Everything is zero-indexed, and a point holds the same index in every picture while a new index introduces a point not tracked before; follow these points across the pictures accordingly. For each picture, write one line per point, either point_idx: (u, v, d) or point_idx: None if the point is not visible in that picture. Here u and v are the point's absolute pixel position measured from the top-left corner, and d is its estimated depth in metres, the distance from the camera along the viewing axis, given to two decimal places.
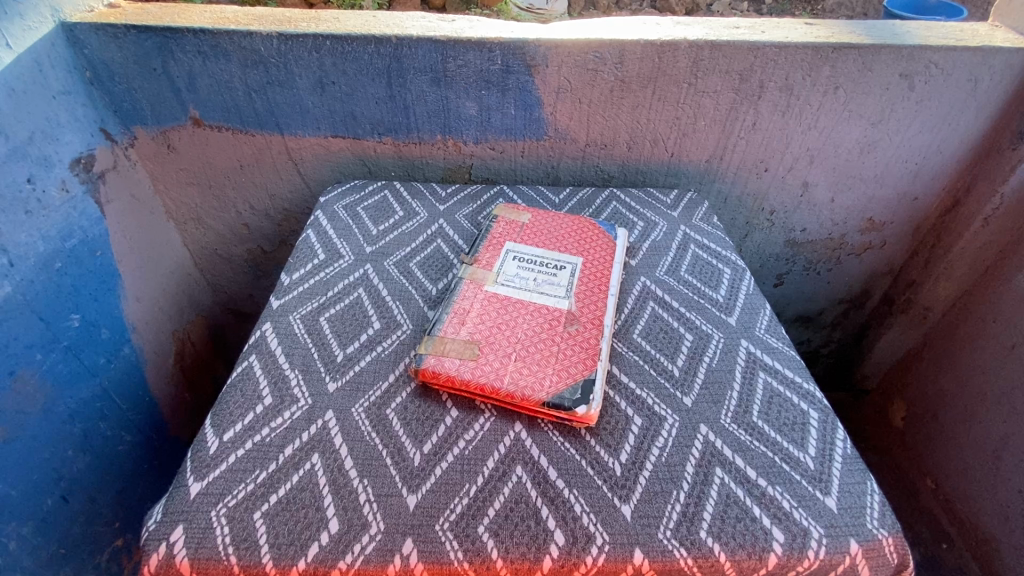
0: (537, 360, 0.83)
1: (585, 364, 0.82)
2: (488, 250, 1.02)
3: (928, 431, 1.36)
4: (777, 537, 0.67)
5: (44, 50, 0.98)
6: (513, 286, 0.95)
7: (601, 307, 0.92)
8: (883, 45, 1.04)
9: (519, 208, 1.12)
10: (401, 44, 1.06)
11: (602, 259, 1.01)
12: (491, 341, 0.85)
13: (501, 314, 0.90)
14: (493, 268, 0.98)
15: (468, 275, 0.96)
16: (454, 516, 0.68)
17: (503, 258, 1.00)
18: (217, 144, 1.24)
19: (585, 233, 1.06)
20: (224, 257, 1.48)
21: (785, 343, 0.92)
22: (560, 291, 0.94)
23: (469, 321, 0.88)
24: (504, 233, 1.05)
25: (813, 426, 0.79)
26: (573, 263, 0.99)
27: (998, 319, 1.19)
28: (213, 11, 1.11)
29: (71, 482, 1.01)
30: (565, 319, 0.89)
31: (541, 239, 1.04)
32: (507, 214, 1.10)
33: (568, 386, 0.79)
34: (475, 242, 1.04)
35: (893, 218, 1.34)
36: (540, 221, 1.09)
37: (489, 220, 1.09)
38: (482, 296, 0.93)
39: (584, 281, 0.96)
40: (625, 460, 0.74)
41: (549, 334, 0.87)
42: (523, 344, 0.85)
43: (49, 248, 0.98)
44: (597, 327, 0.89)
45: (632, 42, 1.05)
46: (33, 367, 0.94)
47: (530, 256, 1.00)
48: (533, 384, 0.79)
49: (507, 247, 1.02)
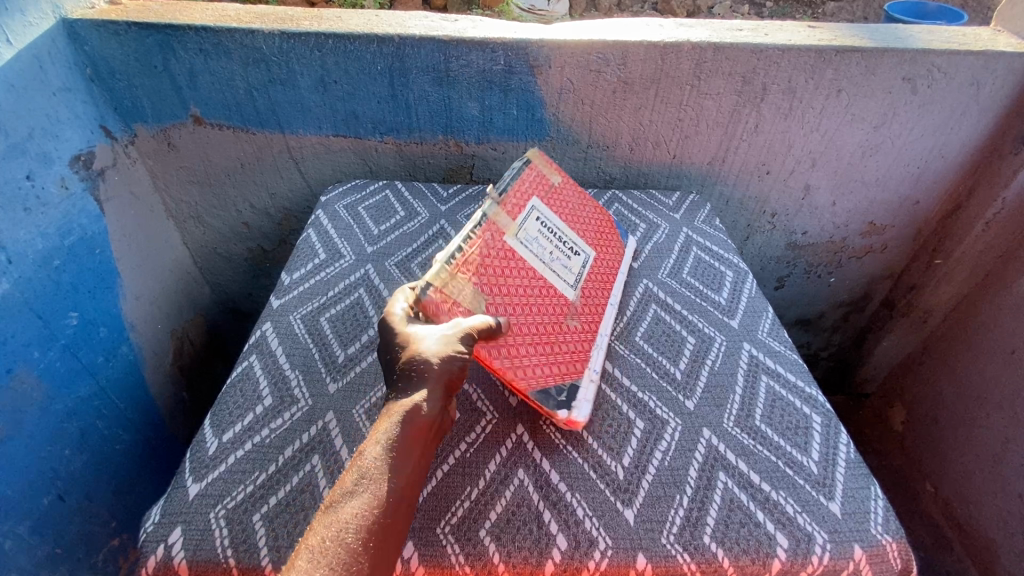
0: (534, 346, 0.80)
1: (576, 365, 0.82)
2: (517, 196, 0.89)
3: (929, 435, 1.35)
4: (782, 542, 0.67)
5: (44, 46, 0.98)
6: (530, 251, 0.87)
7: (599, 313, 0.91)
8: (885, 49, 1.04)
9: (554, 164, 1.00)
10: (403, 43, 1.06)
11: (609, 267, 0.98)
12: (498, 304, 0.79)
13: (514, 278, 0.83)
14: (517, 221, 0.87)
15: (491, 214, 0.84)
16: (454, 520, 0.67)
17: (529, 211, 0.90)
18: (219, 143, 1.23)
19: (602, 230, 1.01)
20: (224, 255, 1.47)
21: (787, 347, 0.91)
22: (570, 279, 0.90)
23: (483, 274, 0.79)
24: (534, 183, 0.93)
25: (816, 430, 0.79)
26: (585, 257, 0.95)
27: (1000, 323, 1.18)
28: (215, 9, 1.11)
29: (67, 482, 1.00)
30: (566, 311, 0.86)
31: (563, 212, 0.96)
32: (542, 165, 0.97)
33: (558, 387, 0.78)
34: (504, 178, 0.89)
35: (894, 222, 1.34)
36: (568, 192, 0.99)
37: (524, 159, 0.94)
38: (501, 246, 0.83)
39: (590, 280, 0.93)
40: (627, 463, 0.74)
41: (549, 320, 0.84)
42: (526, 322, 0.81)
43: (48, 246, 0.97)
44: (591, 334, 0.88)
45: (634, 43, 1.04)
46: (30, 365, 0.93)
47: (552, 226, 0.92)
48: (523, 372, 0.77)
49: (533, 202, 0.91)
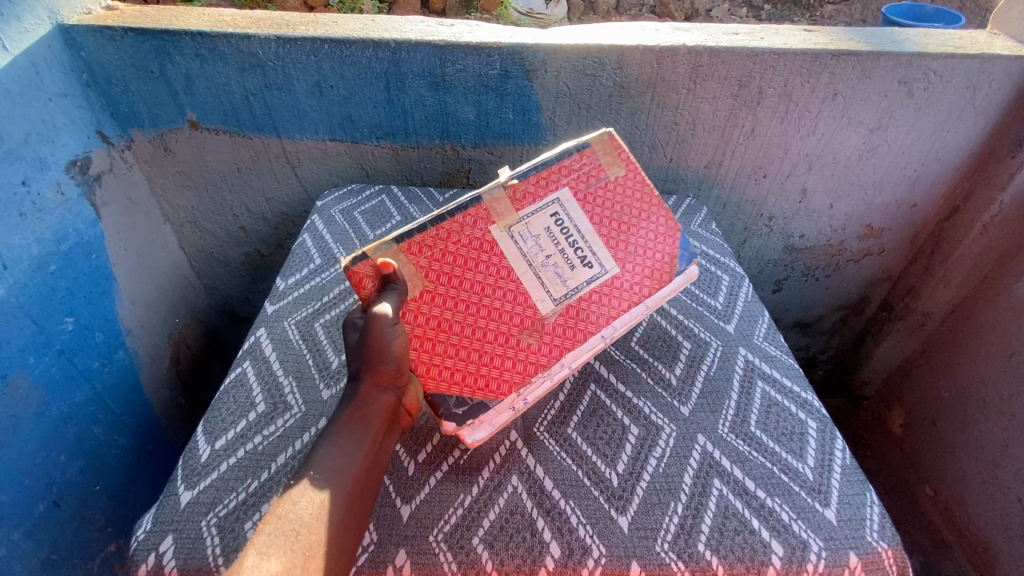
0: (458, 350, 0.78)
1: (496, 385, 0.78)
2: (540, 184, 0.78)
3: (927, 439, 1.35)
4: (777, 550, 0.67)
5: (40, 52, 0.98)
6: (521, 248, 0.78)
7: (576, 340, 0.80)
8: (881, 52, 1.05)
9: (622, 153, 0.82)
10: (399, 48, 1.06)
11: (631, 292, 0.83)
12: (439, 300, 0.77)
13: (479, 274, 0.78)
14: (523, 213, 0.78)
15: (490, 197, 0.77)
16: (448, 527, 0.71)
17: (546, 204, 0.78)
18: (215, 148, 1.23)
19: (645, 252, 0.83)
20: (221, 260, 1.46)
21: (783, 352, 0.92)
22: (556, 291, 0.79)
23: (437, 263, 0.77)
24: (572, 171, 0.80)
25: (811, 436, 0.80)
26: (598, 273, 0.81)
27: (997, 327, 1.18)
28: (211, 14, 1.11)
29: (63, 487, 0.99)
30: (528, 325, 0.79)
31: (601, 212, 0.81)
32: (600, 152, 0.81)
33: (457, 397, 0.77)
34: (536, 162, 0.79)
35: (891, 225, 1.34)
36: (626, 190, 0.82)
37: (576, 143, 0.81)
38: (479, 235, 0.77)
39: (585, 299, 0.81)
40: (621, 470, 0.76)
41: (497, 329, 0.78)
42: (464, 325, 0.78)
43: (44, 251, 0.98)
44: (550, 361, 0.79)
45: (630, 47, 1.04)
46: (26, 371, 0.93)
47: (572, 226, 0.79)
48: (429, 373, 0.77)
49: (560, 193, 0.79)
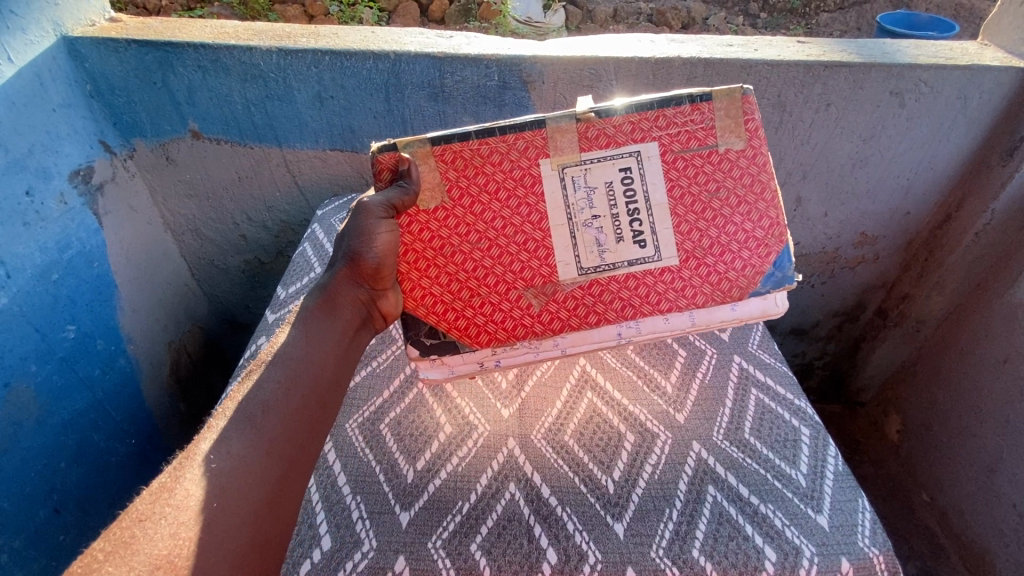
0: (448, 282, 0.77)
1: (475, 332, 0.78)
2: (624, 127, 0.72)
3: (923, 445, 1.36)
4: (770, 556, 0.68)
5: (45, 63, 1.00)
6: (567, 197, 0.73)
7: (588, 323, 0.77)
8: (872, 64, 1.07)
9: (747, 123, 0.72)
10: (398, 59, 1.07)
11: (682, 296, 0.76)
12: (454, 224, 0.76)
13: (502, 209, 0.75)
14: (587, 156, 0.72)
15: (556, 126, 0.72)
16: (446, 535, 0.72)
17: (622, 153, 0.72)
18: (216, 157, 1.23)
19: (723, 254, 0.76)
20: (222, 268, 1.44)
21: (777, 360, 0.95)
22: (586, 260, 0.75)
23: (470, 181, 0.74)
24: (673, 124, 0.72)
25: (805, 442, 0.81)
26: (647, 255, 0.75)
27: (990, 333, 1.19)
28: (214, 27, 1.13)
29: (64, 495, 1.03)
30: (538, 281, 0.76)
31: (686, 183, 0.74)
32: (720, 112, 0.72)
33: (430, 328, 0.78)
34: (637, 103, 0.71)
35: (885, 233, 1.35)
36: (733, 169, 0.74)
37: (695, 93, 0.72)
38: (529, 167, 0.73)
39: (615, 281, 0.75)
40: (617, 477, 0.77)
41: (502, 277, 0.76)
42: (465, 259, 0.76)
43: (46, 260, 1.00)
44: (546, 334, 0.78)
45: (626, 59, 1.06)
46: (28, 378, 0.96)
47: (639, 189, 0.73)
48: (413, 294, 0.77)
49: (643, 146, 0.72)
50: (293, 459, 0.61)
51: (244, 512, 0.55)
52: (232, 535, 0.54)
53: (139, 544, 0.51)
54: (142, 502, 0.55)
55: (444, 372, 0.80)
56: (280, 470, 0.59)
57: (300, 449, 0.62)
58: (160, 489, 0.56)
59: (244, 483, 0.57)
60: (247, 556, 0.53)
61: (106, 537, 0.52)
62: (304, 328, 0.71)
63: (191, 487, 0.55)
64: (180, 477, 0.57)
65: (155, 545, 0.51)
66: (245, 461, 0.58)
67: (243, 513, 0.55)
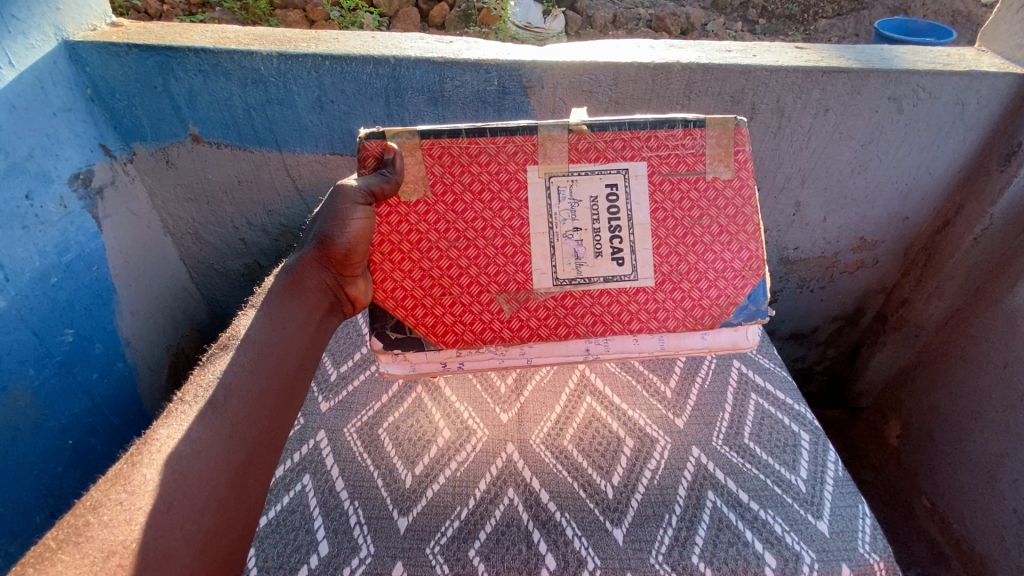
0: (421, 277, 0.78)
1: (443, 331, 0.79)
2: (616, 144, 0.74)
3: (923, 450, 1.35)
4: (770, 562, 0.68)
5: (46, 68, 1.00)
6: (551, 205, 0.75)
7: (557, 336, 0.79)
8: (870, 70, 1.07)
9: (737, 154, 0.75)
10: (399, 64, 1.07)
11: (654, 318, 0.79)
12: (433, 222, 0.77)
13: (484, 210, 0.76)
14: (576, 168, 0.74)
15: (547, 134, 0.74)
16: (444, 540, 0.71)
17: (610, 170, 0.74)
18: (216, 161, 1.22)
19: (699, 280, 0.79)
20: (221, 272, 1.43)
21: (778, 365, 0.94)
22: (563, 272, 0.77)
23: (454, 179, 0.75)
24: (664, 146, 0.75)
25: (804, 448, 0.81)
26: (624, 274, 0.77)
27: (989, 338, 1.19)
28: (215, 31, 1.13)
29: (59, 499, 1.04)
30: (509, 286, 0.78)
31: (671, 207, 0.76)
32: (712, 140, 0.75)
33: (397, 322, 0.79)
34: (631, 122, 0.74)
35: (884, 238, 1.35)
36: (719, 199, 0.77)
37: (689, 118, 0.75)
38: (519, 173, 0.75)
39: (588, 295, 0.78)
40: (617, 483, 0.77)
41: (474, 277, 0.78)
42: (441, 256, 0.77)
43: (45, 264, 1.00)
44: (513, 341, 0.80)
45: (626, 65, 1.06)
46: (25, 382, 0.97)
47: (623, 207, 0.75)
48: (384, 286, 0.79)
49: (632, 164, 0.75)
50: (254, 442, 0.69)
51: (206, 495, 0.62)
52: (191, 518, 0.60)
53: (95, 531, 0.57)
54: (97, 490, 0.61)
55: (406, 368, 0.81)
56: (243, 454, 0.67)
57: (260, 433, 0.69)
58: (116, 477, 0.62)
59: (205, 467, 0.64)
60: (209, 537, 0.60)
61: (60, 526, 0.58)
62: (274, 307, 0.78)
63: (145, 476, 0.61)
64: (136, 464, 0.63)
65: (113, 530, 0.57)
66: (206, 447, 0.65)
67: (203, 501, 0.62)
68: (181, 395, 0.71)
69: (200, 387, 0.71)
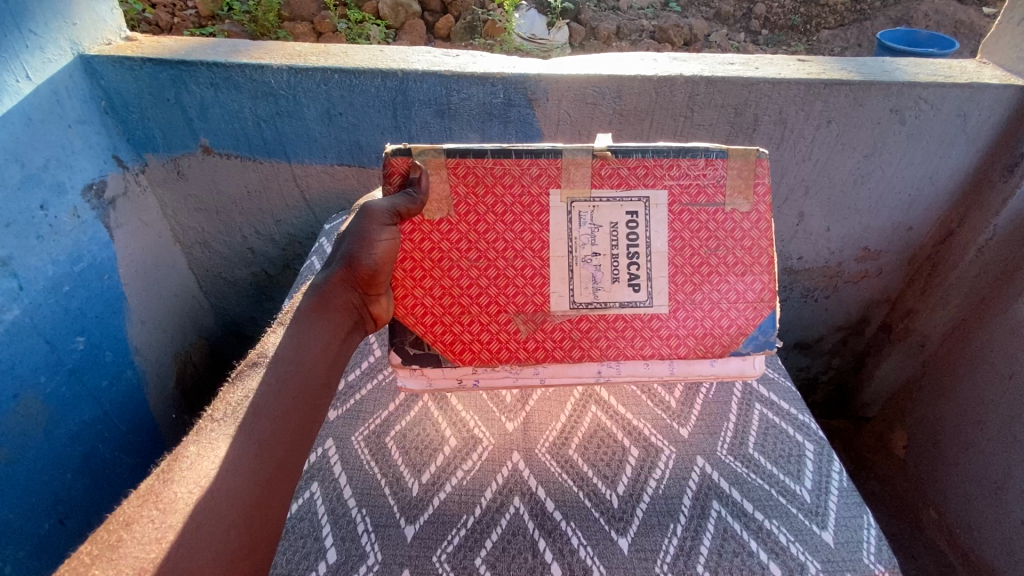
0: (441, 295, 0.80)
1: (461, 348, 0.81)
2: (638, 170, 0.75)
3: (930, 461, 1.35)
4: (774, 571, 0.68)
5: (62, 81, 1.02)
6: (572, 229, 0.77)
7: (572, 358, 0.81)
8: (872, 82, 1.08)
9: (757, 188, 0.77)
10: (406, 77, 1.09)
11: (666, 344, 0.80)
12: (455, 242, 0.78)
13: (505, 231, 0.78)
14: (598, 193, 0.75)
15: (571, 158, 0.75)
16: (451, 548, 0.72)
17: (632, 198, 0.76)
18: (227, 172, 1.25)
19: (712, 310, 0.80)
20: (229, 280, 1.45)
21: (781, 376, 0.95)
22: (581, 296, 0.78)
23: (478, 200, 0.77)
24: (686, 174, 0.76)
25: (809, 458, 0.81)
26: (639, 300, 0.79)
27: (995, 349, 1.19)
28: (226, 45, 1.15)
29: (68, 506, 1.05)
30: (526, 308, 0.79)
31: (689, 236, 0.78)
32: (733, 172, 0.76)
33: (416, 338, 0.81)
34: (657, 150, 0.75)
35: (887, 248, 1.35)
36: (736, 230, 0.78)
37: (711, 148, 0.76)
38: (541, 195, 0.76)
39: (603, 319, 0.79)
40: (622, 492, 0.78)
41: (493, 297, 0.79)
42: (461, 274, 0.79)
43: (59, 272, 1.02)
44: (529, 361, 0.81)
45: (628, 78, 1.08)
46: (36, 390, 0.98)
47: (642, 235, 0.77)
48: (405, 302, 0.80)
49: (653, 193, 0.76)
50: (281, 463, 0.67)
51: (233, 515, 0.60)
52: (222, 540, 0.58)
53: (126, 548, 0.56)
54: (130, 505, 0.60)
55: (423, 382, 0.83)
56: (268, 474, 0.65)
57: (285, 453, 0.68)
58: (147, 493, 0.62)
59: (232, 486, 0.62)
60: (239, 556, 0.59)
61: (94, 539, 0.57)
62: (301, 327, 0.76)
63: (176, 493, 0.61)
64: (167, 481, 0.62)
65: (143, 549, 0.56)
66: (235, 464, 0.64)
67: (230, 520, 0.60)
68: (211, 412, 0.71)
69: (230, 404, 0.71)
